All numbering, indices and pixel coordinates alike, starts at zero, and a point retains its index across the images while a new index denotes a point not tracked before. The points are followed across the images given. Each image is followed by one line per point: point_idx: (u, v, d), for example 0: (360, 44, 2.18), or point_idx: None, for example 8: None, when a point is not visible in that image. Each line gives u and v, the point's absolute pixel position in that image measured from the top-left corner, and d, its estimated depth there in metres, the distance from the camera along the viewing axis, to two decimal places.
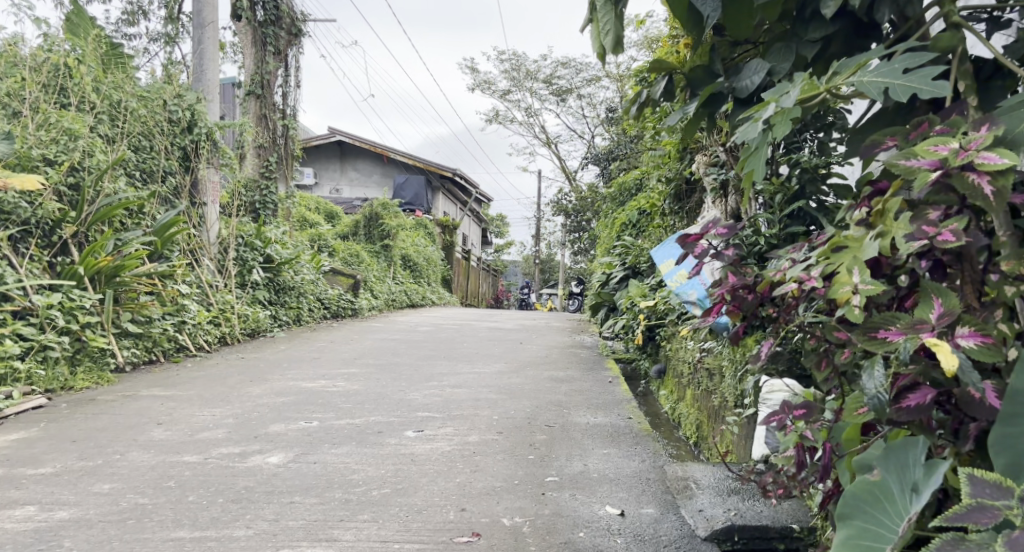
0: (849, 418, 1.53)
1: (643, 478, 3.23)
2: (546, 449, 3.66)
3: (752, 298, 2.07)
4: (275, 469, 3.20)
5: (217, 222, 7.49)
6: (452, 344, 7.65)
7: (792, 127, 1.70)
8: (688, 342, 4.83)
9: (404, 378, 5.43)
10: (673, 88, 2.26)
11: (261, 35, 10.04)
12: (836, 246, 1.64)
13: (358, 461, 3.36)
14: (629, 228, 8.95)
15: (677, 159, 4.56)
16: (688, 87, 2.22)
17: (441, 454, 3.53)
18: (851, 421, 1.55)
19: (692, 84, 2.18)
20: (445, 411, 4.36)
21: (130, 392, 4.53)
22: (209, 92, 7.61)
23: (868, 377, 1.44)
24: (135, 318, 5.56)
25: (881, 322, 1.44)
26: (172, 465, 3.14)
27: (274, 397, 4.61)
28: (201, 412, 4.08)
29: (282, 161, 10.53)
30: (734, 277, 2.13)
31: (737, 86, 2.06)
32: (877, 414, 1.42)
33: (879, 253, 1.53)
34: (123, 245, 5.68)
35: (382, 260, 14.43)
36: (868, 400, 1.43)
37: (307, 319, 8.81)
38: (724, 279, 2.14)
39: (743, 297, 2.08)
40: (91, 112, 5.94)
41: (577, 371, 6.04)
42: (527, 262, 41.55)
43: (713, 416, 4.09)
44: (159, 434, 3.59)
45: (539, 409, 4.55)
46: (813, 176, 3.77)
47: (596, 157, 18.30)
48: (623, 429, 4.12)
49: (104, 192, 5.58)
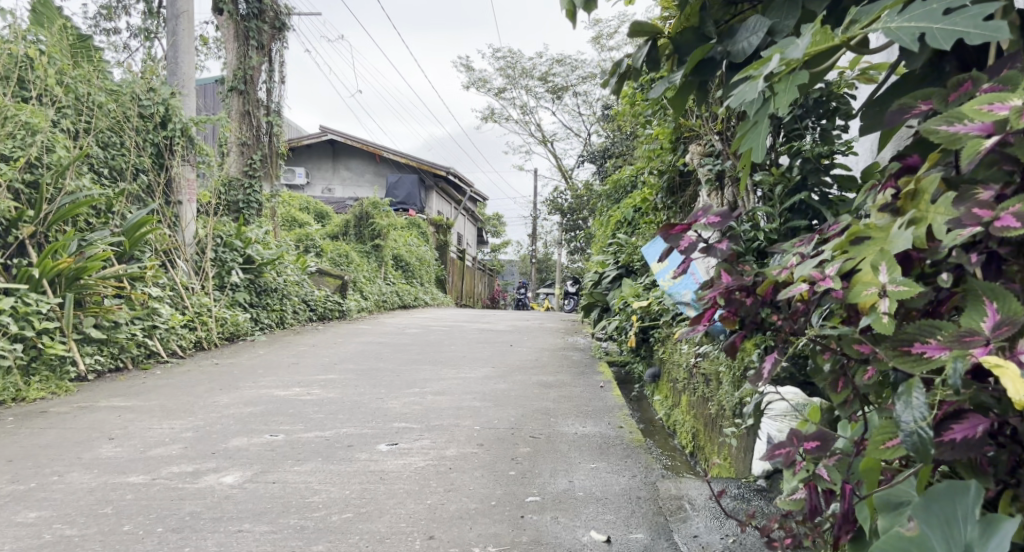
0: (878, 455, 1.24)
1: (633, 497, 2.95)
2: (529, 463, 3.38)
3: (753, 302, 1.77)
4: (229, 490, 2.91)
5: (193, 223, 7.19)
6: (439, 347, 7.36)
7: (798, 94, 1.49)
8: (682, 346, 4.56)
9: (384, 384, 5.14)
10: (657, 54, 2.01)
11: (244, 30, 9.73)
12: (857, 237, 1.40)
13: (320, 480, 3.08)
14: (624, 225, 8.66)
15: (670, 150, 4.28)
16: (674, 53, 1.97)
17: (413, 470, 3.25)
18: (877, 457, 1.25)
19: (679, 48, 1.94)
20: (423, 421, 4.08)
21: (86, 403, 4.24)
22: (184, 86, 7.32)
23: (903, 406, 1.20)
24: (99, 323, 5.27)
25: (918, 334, 1.21)
26: (113, 487, 2.85)
27: (242, 407, 4.32)
28: (158, 426, 3.79)
29: (267, 159, 10.21)
30: (729, 277, 1.83)
31: (732, 49, 1.80)
32: (916, 455, 1.17)
33: (912, 244, 1.28)
34: (88, 245, 5.41)
35: (373, 261, 14.13)
36: (903, 438, 1.18)
37: (291, 322, 8.52)
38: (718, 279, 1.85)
39: (740, 302, 1.78)
40: (53, 106, 5.65)
41: (568, 375, 5.75)
42: (524, 261, 41.23)
43: (710, 426, 3.80)
44: (108, 451, 3.31)
45: (524, 418, 4.26)
46: (816, 166, 3.47)
47: (591, 154, 18.03)
48: (613, 440, 3.83)
49: (65, 189, 5.34)
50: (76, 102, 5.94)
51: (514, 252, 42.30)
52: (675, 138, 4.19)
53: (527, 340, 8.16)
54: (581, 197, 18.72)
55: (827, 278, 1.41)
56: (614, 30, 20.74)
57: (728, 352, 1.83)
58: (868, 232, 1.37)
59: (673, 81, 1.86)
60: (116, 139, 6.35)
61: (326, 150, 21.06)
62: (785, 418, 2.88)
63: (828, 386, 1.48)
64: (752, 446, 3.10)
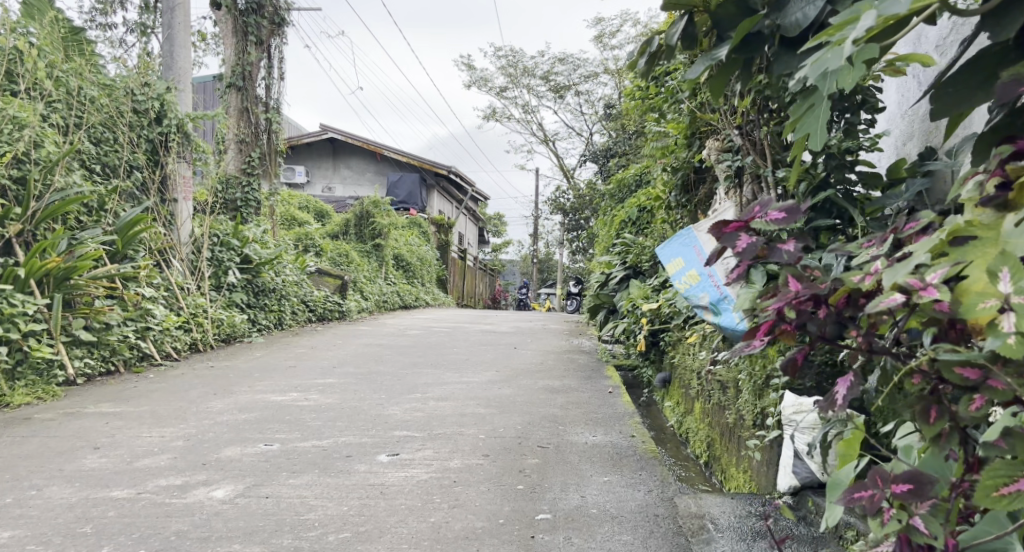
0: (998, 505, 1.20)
1: (650, 515, 2.77)
2: (538, 476, 3.20)
3: (825, 316, 1.58)
4: (219, 506, 2.71)
5: (189, 222, 7.02)
6: (441, 349, 7.17)
7: (866, 74, 1.45)
8: (695, 350, 4.38)
9: (384, 389, 4.96)
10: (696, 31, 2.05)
11: (243, 25, 9.53)
12: (960, 237, 1.33)
13: (317, 494, 2.88)
14: (630, 225, 8.46)
15: (685, 147, 4.10)
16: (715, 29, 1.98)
17: (416, 483, 3.06)
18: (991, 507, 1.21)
19: (721, 24, 1.95)
20: (425, 430, 3.90)
21: (73, 409, 4.06)
22: (180, 81, 7.14)
23: None
24: (90, 325, 5.09)
25: None
26: (95, 503, 2.66)
27: (236, 414, 4.14)
28: (147, 434, 3.61)
29: (266, 157, 10.03)
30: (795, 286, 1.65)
31: (783, 23, 1.81)
32: None
33: None
34: (78, 244, 5.23)
35: (373, 261, 13.93)
36: None
37: (289, 323, 8.33)
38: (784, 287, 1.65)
39: (809, 316, 1.58)
40: (43, 100, 5.47)
41: (574, 379, 5.56)
42: (525, 261, 40.99)
43: (729, 436, 3.63)
44: (92, 461, 3.12)
45: (532, 426, 4.07)
46: (841, 161, 3.32)
47: (593, 154, 17.81)
48: (625, 450, 3.66)
49: (54, 186, 5.17)
50: (67, 96, 5.77)
51: (515, 252, 42.07)
52: (690, 134, 4.01)
53: (531, 342, 7.97)
54: (583, 196, 18.52)
55: (931, 286, 1.28)
56: (617, 28, 20.52)
57: (789, 372, 1.68)
58: (976, 232, 1.31)
59: (715, 57, 1.87)
60: (109, 135, 6.16)
61: (326, 148, 20.87)
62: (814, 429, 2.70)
63: (918, 416, 1.37)
64: (777, 459, 2.92)
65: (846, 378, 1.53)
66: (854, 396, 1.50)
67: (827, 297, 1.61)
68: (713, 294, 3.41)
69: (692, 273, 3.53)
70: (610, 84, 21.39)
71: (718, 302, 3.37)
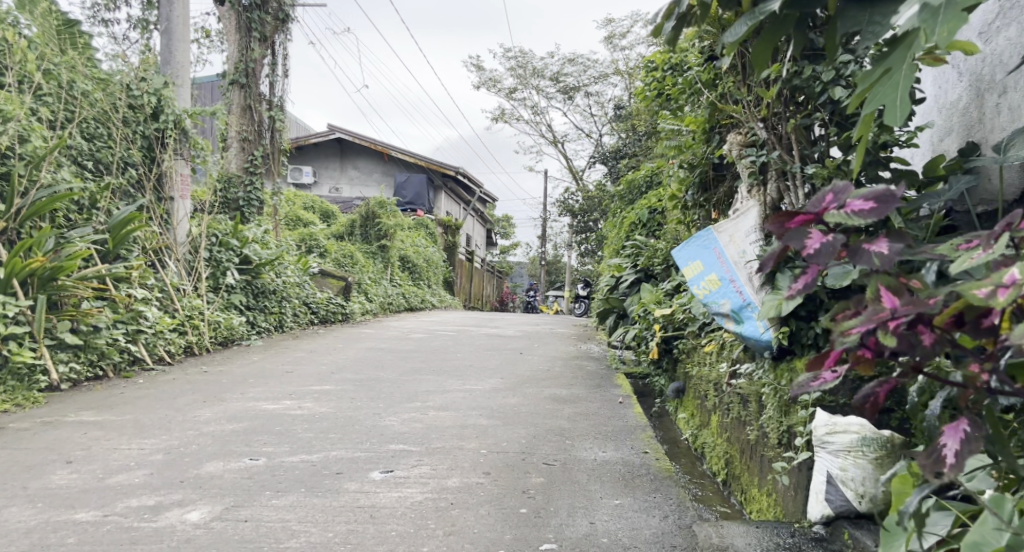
0: None
1: (667, 546, 2.55)
2: (544, 498, 2.95)
3: (932, 344, 1.62)
4: (191, 531, 2.47)
5: (186, 222, 6.76)
6: (445, 354, 6.92)
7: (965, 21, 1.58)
8: (712, 360, 4.15)
9: (383, 398, 4.72)
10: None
11: (246, 21, 9.28)
12: None
13: (300, 518, 2.63)
14: (641, 227, 8.18)
15: (702, 142, 3.85)
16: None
17: (410, 506, 2.81)
18: None
19: None
20: (423, 444, 3.65)
21: (52, 418, 3.83)
22: (178, 76, 6.85)
23: None
24: (77, 327, 4.86)
25: None
26: (55, 527, 2.43)
27: (224, 424, 3.90)
28: (126, 446, 3.37)
29: (269, 155, 9.80)
30: (890, 301, 1.68)
31: None
32: None
33: None
34: (65, 243, 5.02)
35: (379, 262, 13.69)
36: None
37: (290, 325, 8.10)
38: (879, 298, 1.71)
39: (916, 340, 1.63)
40: (31, 93, 5.23)
41: (583, 388, 5.30)
42: (534, 263, 40.71)
43: (751, 455, 3.37)
44: (59, 478, 2.88)
45: (537, 440, 3.82)
46: (874, 158, 3.13)
47: (602, 154, 17.51)
48: (638, 468, 3.42)
49: (40, 182, 4.96)
50: (59, 89, 5.52)
51: (523, 253, 41.77)
52: (709, 129, 3.76)
53: (538, 347, 7.71)
54: (593, 198, 18.24)
55: None
56: (628, 28, 20.22)
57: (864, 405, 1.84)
58: None
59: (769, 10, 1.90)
60: (101, 130, 5.91)
61: (333, 148, 20.66)
62: (849, 453, 2.43)
63: None
64: (806, 483, 2.66)
65: (959, 431, 1.64)
66: (969, 449, 1.62)
67: (929, 320, 1.64)
68: (735, 301, 3.15)
69: (713, 278, 3.28)
70: (621, 84, 21.08)
71: (741, 310, 3.12)
